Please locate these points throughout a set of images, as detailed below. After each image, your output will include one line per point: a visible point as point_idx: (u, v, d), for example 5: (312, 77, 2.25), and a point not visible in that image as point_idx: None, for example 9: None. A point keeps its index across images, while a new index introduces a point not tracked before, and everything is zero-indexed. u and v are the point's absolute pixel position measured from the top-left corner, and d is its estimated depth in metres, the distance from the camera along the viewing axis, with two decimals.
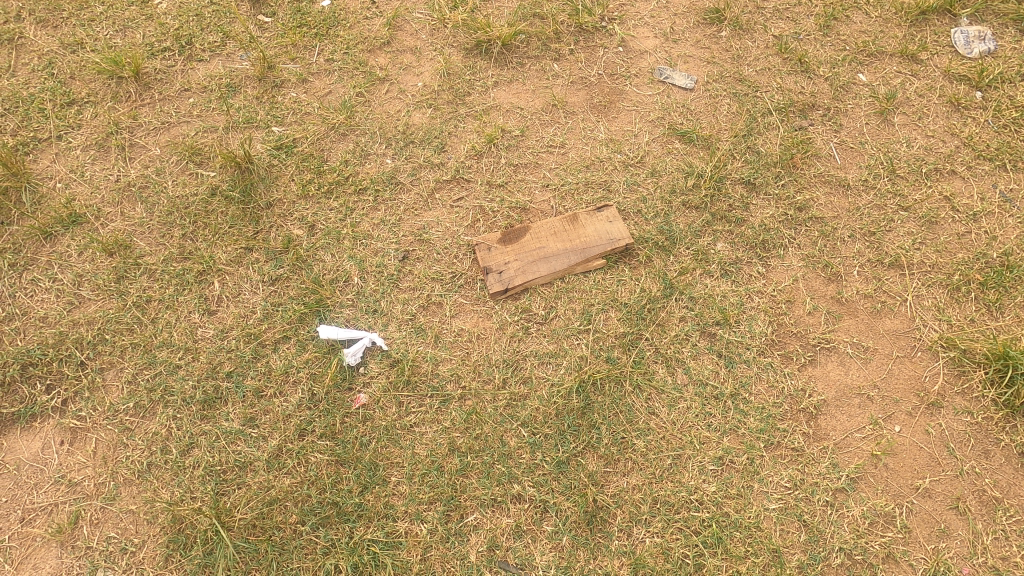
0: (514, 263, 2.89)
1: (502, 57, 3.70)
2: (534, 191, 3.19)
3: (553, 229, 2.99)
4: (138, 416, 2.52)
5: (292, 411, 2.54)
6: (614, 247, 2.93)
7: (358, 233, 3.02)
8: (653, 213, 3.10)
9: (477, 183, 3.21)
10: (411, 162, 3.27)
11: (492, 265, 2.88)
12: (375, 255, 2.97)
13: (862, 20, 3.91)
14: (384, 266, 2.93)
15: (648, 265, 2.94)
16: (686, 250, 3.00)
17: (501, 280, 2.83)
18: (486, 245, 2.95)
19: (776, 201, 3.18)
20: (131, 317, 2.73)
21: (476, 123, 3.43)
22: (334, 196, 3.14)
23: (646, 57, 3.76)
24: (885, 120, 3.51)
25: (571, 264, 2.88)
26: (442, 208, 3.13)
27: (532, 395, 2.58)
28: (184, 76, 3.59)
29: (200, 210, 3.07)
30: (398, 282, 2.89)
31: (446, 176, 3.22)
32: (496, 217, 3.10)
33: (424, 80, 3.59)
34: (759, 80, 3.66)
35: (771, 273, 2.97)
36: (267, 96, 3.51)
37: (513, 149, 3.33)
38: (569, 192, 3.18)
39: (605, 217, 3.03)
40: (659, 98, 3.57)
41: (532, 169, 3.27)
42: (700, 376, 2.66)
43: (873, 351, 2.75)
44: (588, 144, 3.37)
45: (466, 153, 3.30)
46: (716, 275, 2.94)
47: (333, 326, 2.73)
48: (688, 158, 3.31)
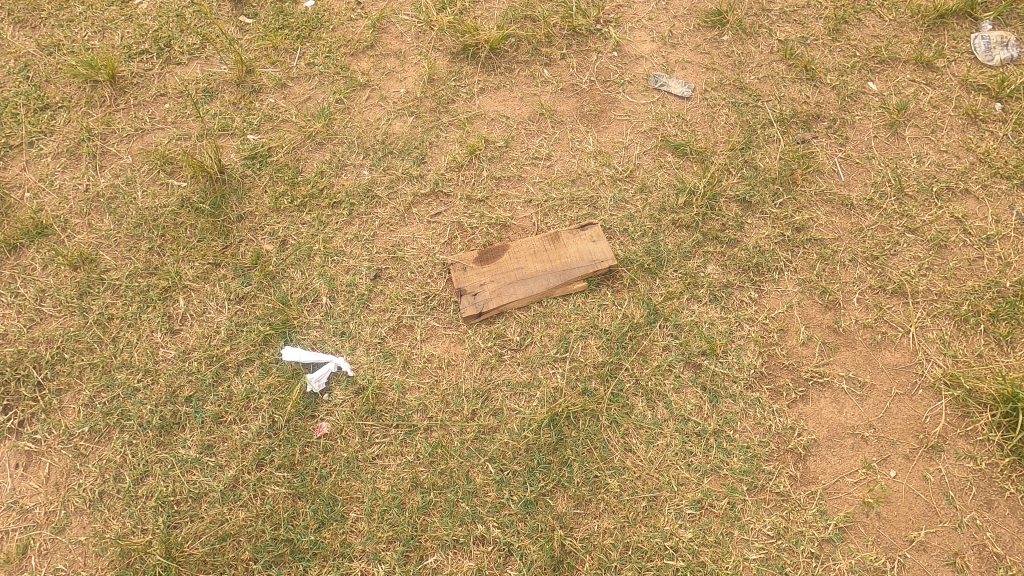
0: (490, 284, 2.75)
1: (490, 62, 3.54)
2: (516, 206, 3.04)
3: (532, 248, 2.84)
4: (93, 441, 2.44)
5: (251, 439, 2.45)
6: (596, 269, 2.78)
7: (330, 249, 2.90)
8: (641, 232, 2.94)
9: (457, 197, 3.06)
10: (389, 174, 3.13)
11: (466, 286, 2.75)
12: (347, 273, 2.85)
13: (874, 23, 3.67)
14: (355, 285, 2.81)
15: (633, 289, 2.78)
16: (674, 273, 2.83)
17: (475, 302, 2.70)
18: (461, 265, 2.81)
19: (773, 221, 2.99)
20: (91, 336, 2.64)
21: (459, 132, 3.27)
22: (307, 210, 3.02)
23: (642, 63, 3.57)
24: (895, 133, 3.29)
25: (549, 286, 2.73)
26: (418, 223, 2.99)
27: (502, 428, 2.45)
28: (160, 80, 3.48)
29: (168, 222, 2.97)
30: (368, 303, 2.77)
31: (425, 189, 3.08)
32: (475, 234, 2.96)
33: (407, 86, 3.44)
34: (760, 89, 3.46)
35: (763, 299, 2.80)
36: (245, 102, 3.39)
37: (496, 161, 3.18)
38: (553, 208, 3.02)
39: (588, 237, 2.87)
40: (653, 107, 3.38)
41: (515, 182, 3.12)
42: (681, 412, 2.50)
43: (869, 387, 2.57)
44: (575, 156, 3.20)
45: (447, 165, 3.16)
46: (704, 301, 2.77)
47: (298, 349, 2.61)
48: (680, 172, 3.13)
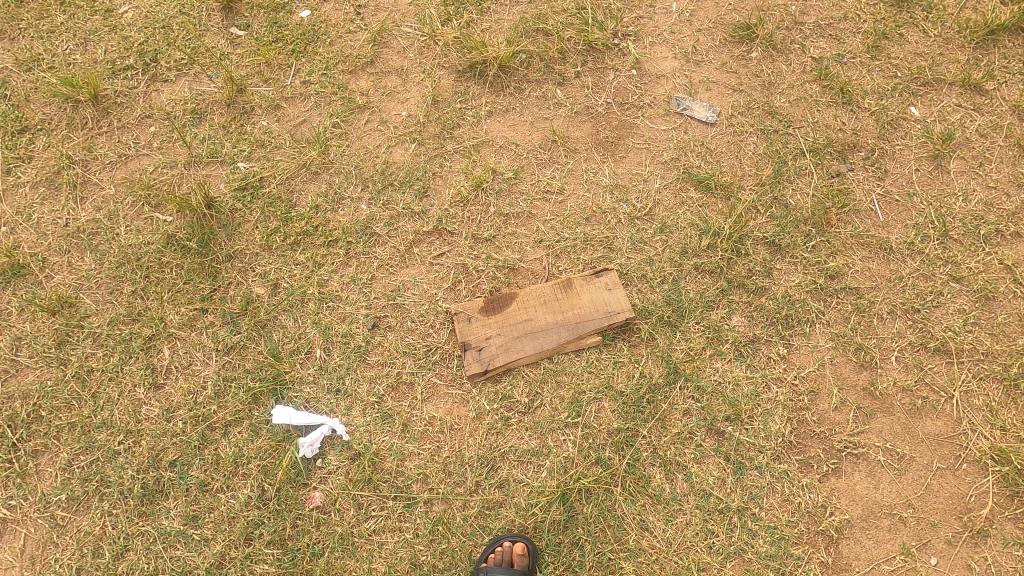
0: (496, 338, 2.54)
1: (499, 81, 3.26)
2: (525, 246, 2.81)
3: (542, 297, 2.62)
4: (70, 510, 2.29)
5: (239, 510, 2.29)
6: (611, 321, 2.56)
7: (325, 294, 2.70)
8: (660, 278, 2.71)
9: (461, 236, 2.84)
10: (388, 208, 2.91)
11: (471, 340, 2.54)
12: (342, 321, 2.65)
13: (918, 39, 3.37)
14: (352, 336, 2.61)
15: (651, 344, 2.57)
16: (696, 325, 2.62)
17: (480, 359, 2.49)
18: (465, 314, 2.60)
19: (804, 266, 2.76)
20: (69, 391, 2.47)
21: (465, 161, 3.03)
22: (301, 249, 2.81)
23: (663, 83, 3.29)
24: (939, 166, 3.02)
25: (561, 340, 2.52)
26: (420, 265, 2.78)
27: (508, 502, 2.29)
28: (146, 99, 3.25)
29: (153, 262, 2.77)
30: (365, 356, 2.57)
31: (427, 226, 2.85)
32: (480, 278, 2.74)
33: (409, 108, 3.18)
34: (792, 113, 3.18)
35: (792, 356, 2.58)
36: (235, 126, 3.15)
37: (504, 195, 2.94)
38: (565, 249, 2.80)
39: (602, 284, 2.65)
40: (675, 134, 3.12)
41: (524, 219, 2.88)
42: (702, 486, 2.32)
43: (908, 460, 2.37)
44: (589, 190, 2.96)
45: (451, 199, 2.93)
46: (728, 358, 2.56)
47: (289, 410, 2.43)
48: (704, 210, 2.88)
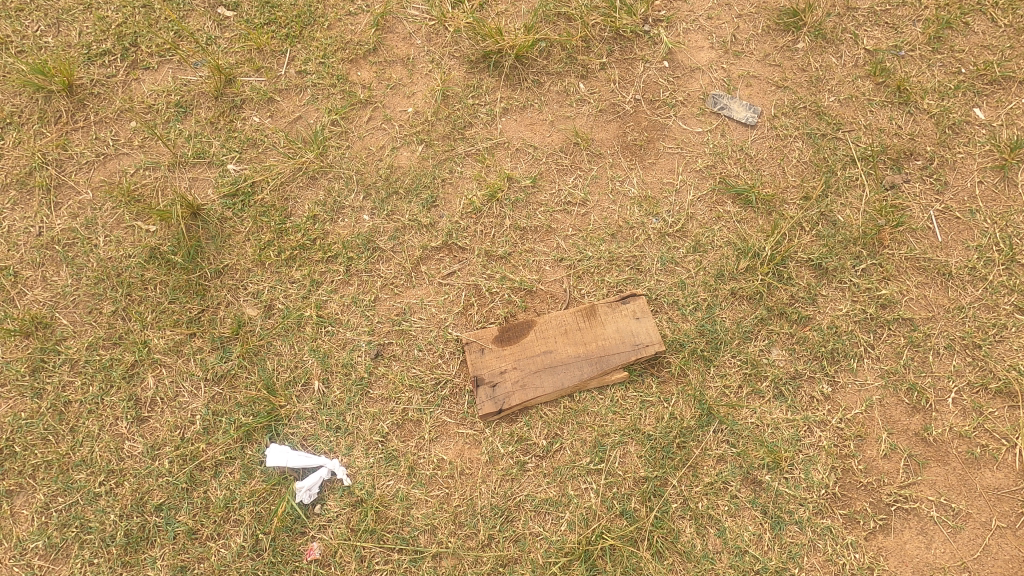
0: (512, 373, 2.29)
1: (516, 73, 2.93)
2: (543, 265, 2.55)
3: (563, 326, 2.37)
4: (49, 557, 2.13)
5: (232, 560, 2.12)
6: (639, 355, 2.31)
7: (324, 317, 2.46)
8: (693, 305, 2.45)
9: (474, 252, 2.57)
10: (393, 220, 2.63)
11: (484, 374, 2.29)
12: (343, 349, 2.41)
13: (985, 29, 3.00)
14: (353, 365, 2.38)
15: (682, 381, 2.33)
16: (732, 359, 2.37)
17: (494, 396, 2.26)
18: (478, 344, 2.35)
19: (853, 293, 2.49)
20: (45, 425, 2.27)
21: (477, 167, 2.73)
22: (297, 265, 2.55)
23: (699, 77, 2.95)
24: (1005, 178, 2.71)
25: (583, 377, 2.28)
26: (428, 285, 2.52)
27: (524, 558, 2.11)
28: (125, 89, 2.93)
29: (135, 278, 2.52)
30: (368, 389, 2.35)
31: (436, 241, 2.59)
32: (494, 302, 2.49)
33: (416, 104, 2.87)
34: (842, 115, 2.85)
35: (837, 396, 2.35)
36: (224, 121, 2.84)
37: (520, 206, 2.66)
38: (587, 270, 2.53)
39: (629, 312, 2.39)
40: (711, 137, 2.80)
41: (543, 234, 2.61)
42: (736, 543, 2.13)
43: (964, 517, 2.17)
44: (615, 202, 2.67)
45: (462, 211, 2.64)
46: (767, 397, 2.33)
47: (285, 450, 2.21)
48: (742, 226, 2.60)
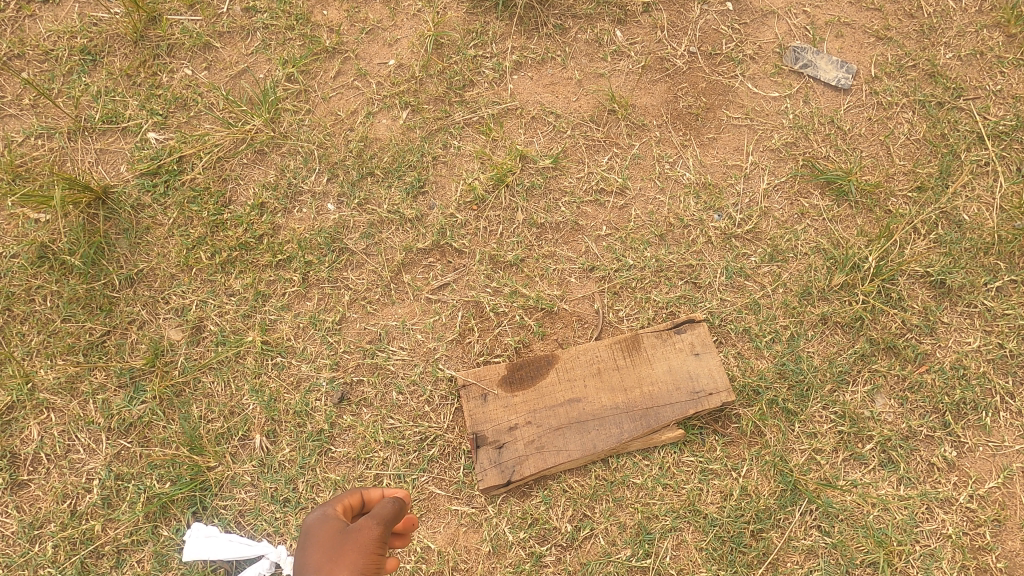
0: (525, 430, 1.66)
1: (532, 15, 2.19)
2: (567, 277, 1.90)
3: (595, 364, 1.72)
4: None
5: None
6: (699, 406, 1.68)
7: (272, 346, 1.82)
8: (769, 336, 1.82)
9: (474, 257, 1.92)
10: (367, 212, 1.97)
11: (486, 431, 1.66)
12: (297, 390, 1.79)
13: None
14: (309, 413, 1.76)
15: (756, 442, 1.72)
16: (822, 413, 1.75)
17: (501, 464, 1.63)
18: (478, 388, 1.71)
19: (985, 322, 1.84)
20: None
21: (480, 141, 2.05)
22: (236, 272, 1.90)
23: (776, 23, 2.20)
24: None
25: (623, 437, 1.65)
26: (412, 302, 1.88)
27: None
28: (14, 28, 2.19)
29: (18, 286, 1.87)
30: (329, 447, 1.73)
31: (424, 242, 1.93)
32: (500, 326, 1.85)
33: (399, 55, 2.15)
34: (968, 75, 2.12)
35: (965, 463, 1.73)
36: (145, 74, 2.13)
37: (537, 195, 1.99)
38: (627, 284, 1.88)
39: (685, 345, 1.74)
40: (792, 105, 2.10)
41: (567, 234, 1.95)
42: None
43: None
44: (664, 190, 2.00)
45: (459, 200, 1.98)
46: (871, 466, 1.72)
47: (201, 538, 1.60)
48: (835, 227, 1.93)
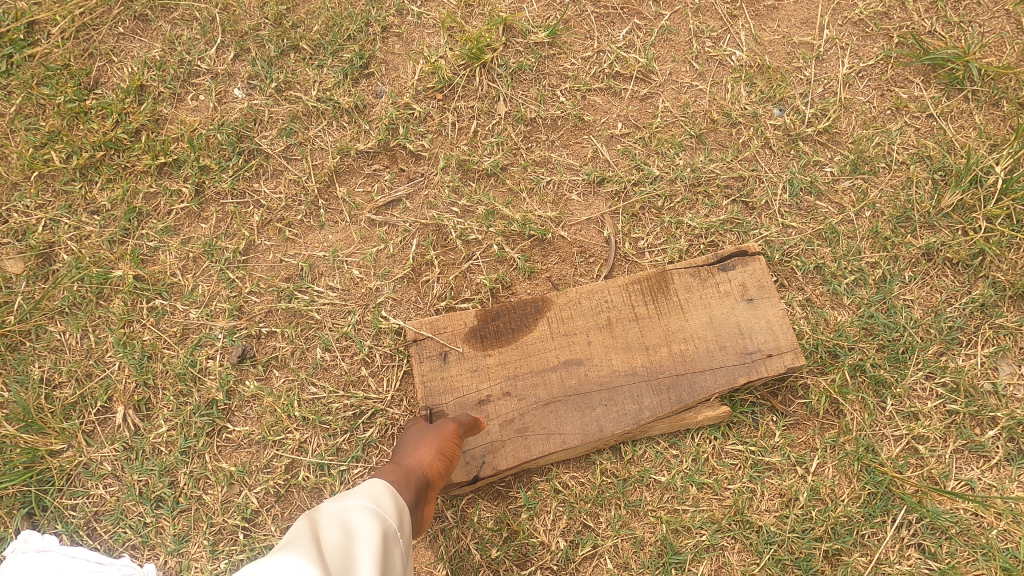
0: (501, 406, 1.14)
1: None
2: (567, 192, 1.36)
3: (603, 312, 1.18)
4: None
5: None
6: (752, 374, 1.15)
7: (148, 283, 1.29)
8: (851, 276, 1.28)
9: (436, 164, 1.37)
10: (288, 100, 1.41)
11: (445, 406, 1.14)
12: (181, 345, 1.27)
13: None
14: (197, 378, 1.24)
15: (830, 425, 1.21)
16: (926, 385, 1.23)
17: (465, 455, 1.12)
18: (435, 345, 1.18)
19: None
20: None
21: (449, 6, 1.47)
22: (101, 181, 1.35)
23: None
24: None
25: (642, 417, 1.13)
26: (347, 225, 1.34)
27: None
28: None
29: None
30: (223, 425, 1.22)
31: (366, 142, 1.38)
32: (471, 261, 1.31)
33: None
34: None
35: None
36: None
37: (526, 80, 1.42)
38: (650, 203, 1.34)
39: (734, 287, 1.19)
40: None
41: (566, 135, 1.40)
42: None
43: None
44: (703, 76, 1.43)
45: (417, 86, 1.41)
46: (995, 461, 1.20)
47: (28, 555, 1.09)
48: (945, 128, 1.37)
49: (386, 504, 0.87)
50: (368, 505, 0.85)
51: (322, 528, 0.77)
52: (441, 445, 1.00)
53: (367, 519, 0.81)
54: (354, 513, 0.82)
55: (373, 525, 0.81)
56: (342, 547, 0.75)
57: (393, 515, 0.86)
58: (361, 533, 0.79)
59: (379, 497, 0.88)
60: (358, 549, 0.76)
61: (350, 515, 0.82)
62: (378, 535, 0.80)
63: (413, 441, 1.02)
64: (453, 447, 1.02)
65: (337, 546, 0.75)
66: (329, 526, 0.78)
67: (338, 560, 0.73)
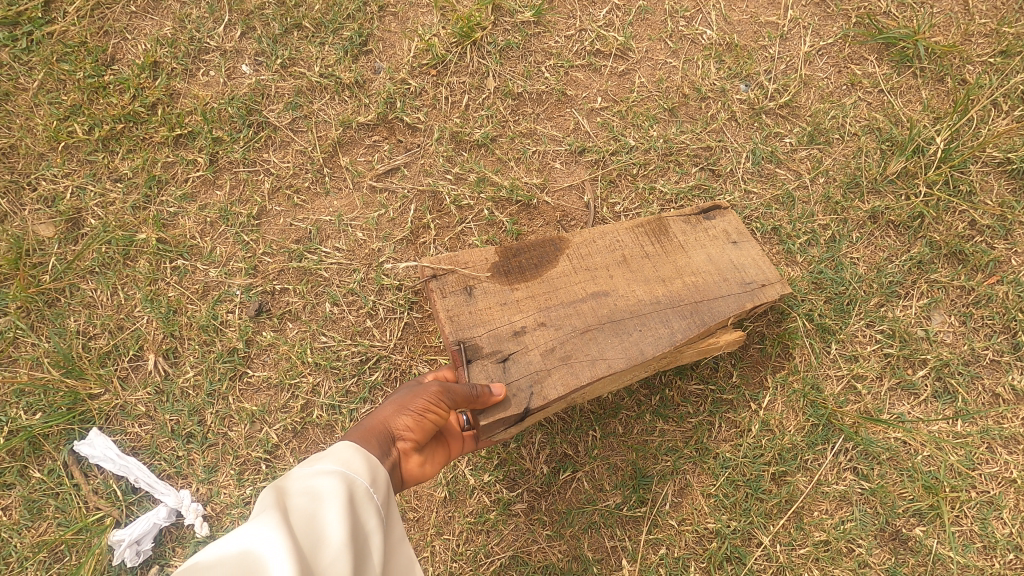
0: (538, 336, 1.12)
1: None
2: (550, 161, 1.49)
3: (617, 250, 1.22)
4: None
5: None
6: (756, 301, 1.20)
7: (170, 245, 1.42)
8: (803, 237, 1.44)
9: (431, 135, 1.49)
10: (292, 75, 1.52)
11: (476, 341, 1.10)
12: (204, 300, 1.40)
13: None
14: (218, 329, 1.38)
15: (782, 368, 1.37)
16: (867, 332, 1.40)
17: (510, 387, 1.07)
18: (458, 281, 1.15)
19: None
20: None
21: None
22: (123, 150, 1.47)
23: None
24: None
25: (676, 340, 1.14)
26: (351, 192, 1.47)
27: None
28: None
29: None
30: (243, 371, 1.37)
31: (366, 114, 1.50)
32: (464, 224, 1.45)
33: None
34: None
35: None
36: None
37: (513, 57, 1.54)
38: (626, 171, 1.48)
39: (719, 233, 1.27)
40: None
41: (551, 108, 1.52)
42: None
43: None
44: (676, 53, 1.55)
45: (413, 62, 1.53)
46: (924, 397, 1.38)
47: (103, 454, 1.31)
48: (894, 102, 1.51)
49: (355, 466, 0.88)
50: (335, 468, 0.86)
51: (289, 496, 0.79)
52: (415, 408, 1.03)
53: (333, 483, 0.83)
54: (322, 478, 0.84)
55: (340, 488, 0.83)
56: (308, 514, 0.77)
57: (361, 474, 0.88)
58: (328, 496, 0.81)
59: (349, 459, 0.90)
60: (326, 512, 0.78)
61: (318, 480, 0.83)
62: (346, 495, 0.83)
63: (404, 392, 1.07)
64: (428, 408, 1.03)
65: (303, 513, 0.77)
66: (297, 492, 0.80)
67: (304, 527, 0.76)
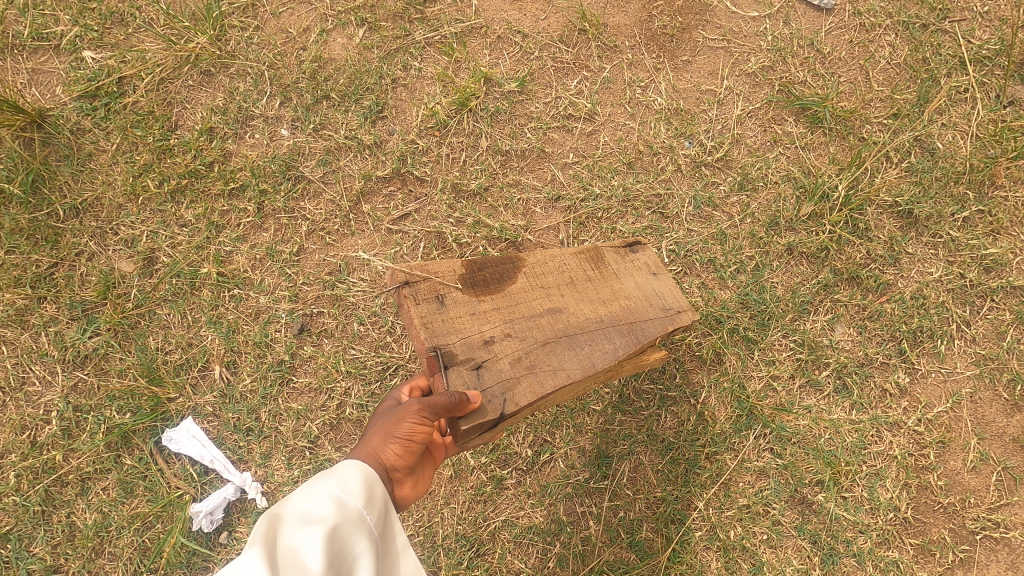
0: (506, 345, 1.28)
1: None
2: (532, 206, 1.85)
3: (565, 273, 1.44)
4: None
5: None
6: (677, 321, 1.44)
7: (228, 277, 1.78)
8: (734, 266, 1.81)
9: (436, 186, 1.85)
10: (323, 137, 1.87)
11: (450, 347, 1.23)
12: (257, 321, 1.76)
13: None
14: (269, 344, 1.74)
15: (715, 370, 1.74)
16: (783, 341, 1.77)
17: (485, 393, 1.22)
18: (430, 289, 1.29)
19: (949, 251, 1.82)
20: None
21: (443, 62, 1.94)
22: (187, 200, 1.82)
23: None
24: None
25: (618, 353, 1.35)
26: (372, 233, 1.83)
27: None
28: None
29: None
30: (290, 378, 1.72)
31: (383, 169, 1.85)
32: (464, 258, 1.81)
33: None
34: None
35: (916, 389, 1.76)
36: None
37: (502, 120, 1.90)
38: (593, 214, 1.84)
39: (642, 265, 1.54)
40: (772, 27, 1.99)
41: (532, 162, 1.88)
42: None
43: None
44: (634, 116, 1.92)
45: (420, 125, 1.88)
46: (827, 392, 1.75)
47: (188, 439, 1.67)
48: (807, 155, 1.88)
49: (349, 492, 0.99)
50: (331, 494, 0.97)
51: (285, 525, 0.91)
52: (402, 429, 1.14)
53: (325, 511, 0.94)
54: (318, 504, 0.95)
55: (330, 516, 0.93)
56: (298, 543, 0.89)
57: (354, 498, 0.99)
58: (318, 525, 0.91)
59: (348, 482, 1.01)
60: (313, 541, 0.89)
61: (313, 506, 0.94)
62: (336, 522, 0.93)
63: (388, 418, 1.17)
64: (415, 426, 1.14)
65: (294, 543, 0.89)
66: (294, 519, 0.92)
67: (294, 555, 0.88)
